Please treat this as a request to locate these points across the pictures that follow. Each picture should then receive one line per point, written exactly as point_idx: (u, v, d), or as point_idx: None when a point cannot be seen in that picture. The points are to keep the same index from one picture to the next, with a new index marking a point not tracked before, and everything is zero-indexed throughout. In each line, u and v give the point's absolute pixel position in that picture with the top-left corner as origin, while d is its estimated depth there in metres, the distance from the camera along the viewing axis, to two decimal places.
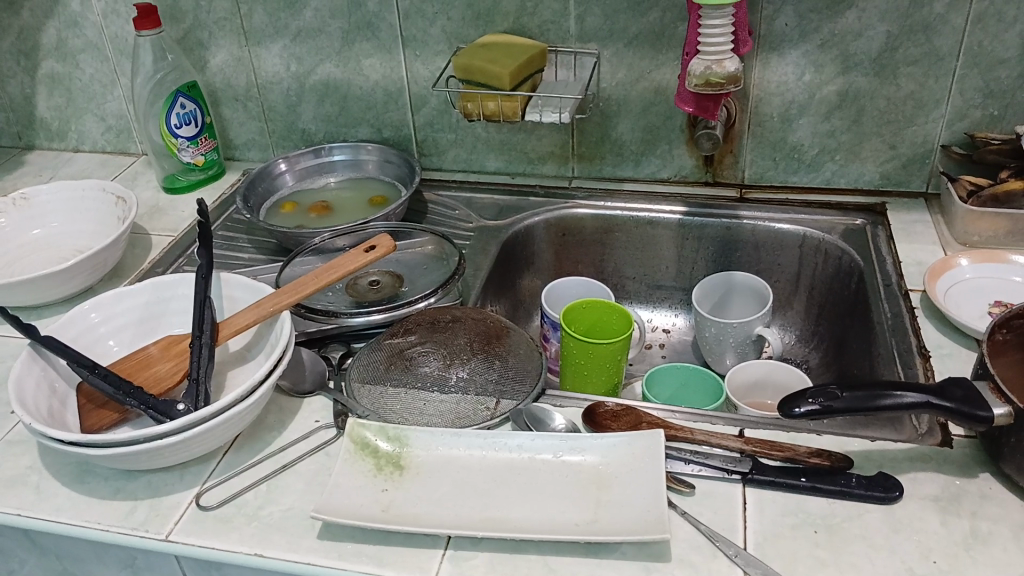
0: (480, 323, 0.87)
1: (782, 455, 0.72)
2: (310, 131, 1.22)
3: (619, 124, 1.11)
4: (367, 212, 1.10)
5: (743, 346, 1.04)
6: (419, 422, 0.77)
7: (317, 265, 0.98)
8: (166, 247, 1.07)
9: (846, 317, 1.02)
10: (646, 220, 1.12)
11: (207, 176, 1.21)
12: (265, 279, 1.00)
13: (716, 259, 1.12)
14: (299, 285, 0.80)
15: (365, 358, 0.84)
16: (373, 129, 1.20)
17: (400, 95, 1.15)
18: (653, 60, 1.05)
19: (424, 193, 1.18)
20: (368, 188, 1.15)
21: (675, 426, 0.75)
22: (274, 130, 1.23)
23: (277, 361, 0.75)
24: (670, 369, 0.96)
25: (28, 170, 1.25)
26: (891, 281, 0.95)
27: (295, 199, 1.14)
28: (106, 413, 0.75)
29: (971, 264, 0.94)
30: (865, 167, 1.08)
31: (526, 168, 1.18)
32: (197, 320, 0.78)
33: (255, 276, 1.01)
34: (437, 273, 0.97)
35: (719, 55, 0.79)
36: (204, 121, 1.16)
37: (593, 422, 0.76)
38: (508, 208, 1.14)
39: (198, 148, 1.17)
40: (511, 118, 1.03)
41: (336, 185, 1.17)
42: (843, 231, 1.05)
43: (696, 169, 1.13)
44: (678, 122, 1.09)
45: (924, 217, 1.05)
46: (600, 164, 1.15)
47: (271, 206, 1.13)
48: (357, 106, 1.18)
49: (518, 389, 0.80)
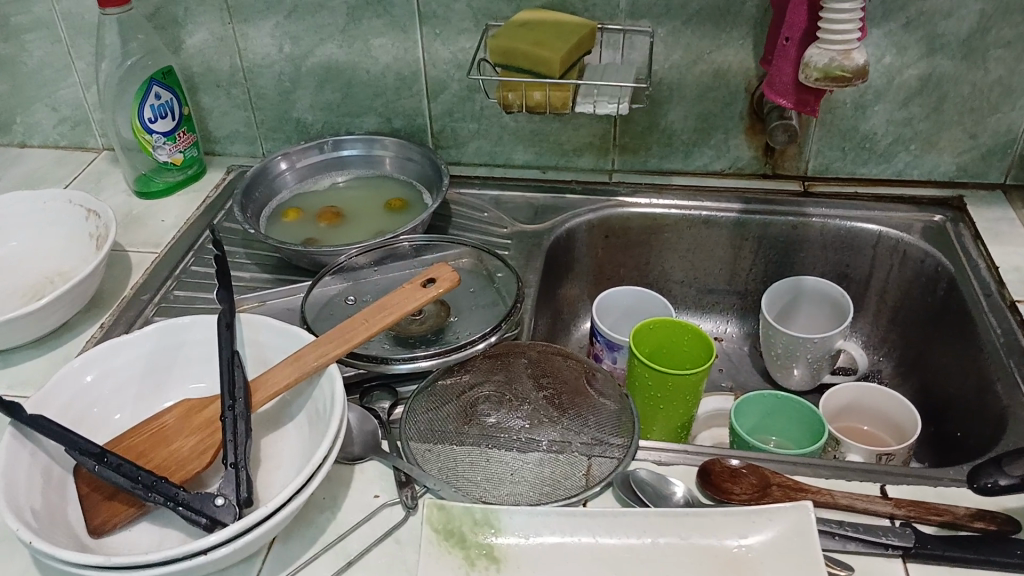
0: (555, 367, 0.75)
1: (941, 520, 0.61)
2: (305, 121, 1.05)
3: (668, 112, 0.98)
4: (391, 226, 0.94)
5: (818, 361, 0.94)
6: (501, 498, 0.64)
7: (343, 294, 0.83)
8: (152, 268, 0.90)
9: (928, 327, 0.93)
10: (701, 218, 1.00)
11: (186, 176, 1.04)
12: (277, 306, 0.86)
13: (776, 261, 1.01)
14: (345, 332, 0.66)
15: (424, 409, 0.71)
16: (382, 119, 1.04)
17: (415, 80, 1.00)
18: (715, 40, 0.92)
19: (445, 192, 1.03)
20: (386, 190, 0.99)
21: (812, 487, 0.63)
22: (263, 120, 1.06)
23: (335, 436, 0.60)
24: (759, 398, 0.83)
25: None
26: (991, 291, 0.86)
27: (299, 203, 0.98)
28: (118, 506, 0.60)
29: None
30: (941, 158, 0.98)
31: (559, 161, 1.04)
32: (226, 383, 0.63)
33: (264, 301, 0.86)
34: (488, 297, 0.83)
35: (845, 45, 0.67)
36: (182, 113, 0.98)
37: (711, 485, 0.65)
38: (544, 210, 1.01)
39: (176, 144, 1.00)
40: (560, 111, 0.89)
41: (346, 185, 1.01)
42: (922, 230, 0.95)
43: (754, 160, 1.01)
44: (739, 109, 0.96)
45: (1008, 214, 0.95)
46: (644, 156, 1.02)
47: (270, 213, 0.96)
48: (363, 93, 1.02)
49: (615, 447, 0.67)
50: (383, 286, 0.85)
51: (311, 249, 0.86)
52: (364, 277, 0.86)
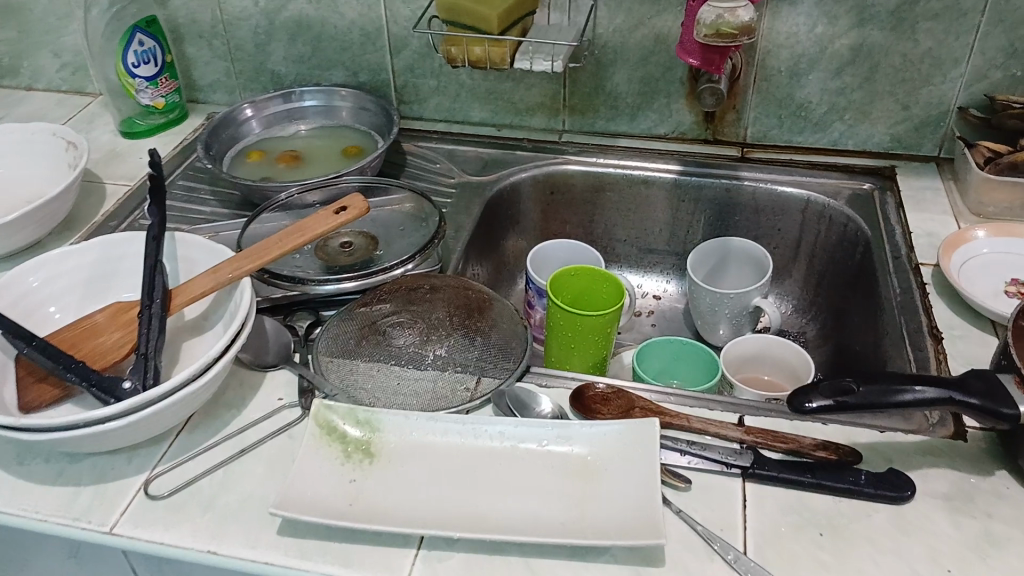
0: (461, 297, 0.81)
1: (785, 447, 0.66)
2: (279, 72, 1.13)
3: (613, 75, 1.03)
4: (343, 168, 1.02)
5: (737, 318, 0.99)
6: (391, 403, 0.71)
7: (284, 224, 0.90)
8: (123, 198, 0.98)
9: (845, 290, 0.97)
10: (641, 178, 1.05)
11: (167, 121, 1.12)
12: (228, 238, 0.93)
13: (711, 223, 1.06)
14: (260, 249, 0.73)
15: (335, 330, 0.78)
16: (349, 73, 1.11)
17: (378, 36, 1.06)
18: (654, 6, 0.97)
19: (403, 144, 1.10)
20: (344, 138, 1.07)
21: (670, 412, 0.69)
22: (242, 71, 1.14)
23: (235, 335, 0.67)
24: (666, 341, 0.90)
25: None
26: (900, 254, 0.89)
27: (262, 147, 1.05)
28: (47, 388, 0.68)
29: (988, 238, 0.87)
30: (875, 129, 1.01)
31: (513, 119, 1.10)
32: (147, 287, 0.70)
33: (217, 233, 0.93)
34: (416, 235, 0.90)
35: (732, 3, 0.71)
36: (165, 60, 1.06)
37: (582, 408, 0.70)
38: (493, 165, 1.07)
39: (158, 89, 1.07)
40: (499, 66, 0.94)
41: (307, 133, 1.08)
42: (849, 197, 0.99)
43: (695, 125, 1.05)
44: (679, 74, 1.01)
45: (936, 184, 0.98)
46: (592, 118, 1.08)
47: (235, 155, 1.04)
48: (331, 47, 1.09)
49: (501, 367, 0.74)
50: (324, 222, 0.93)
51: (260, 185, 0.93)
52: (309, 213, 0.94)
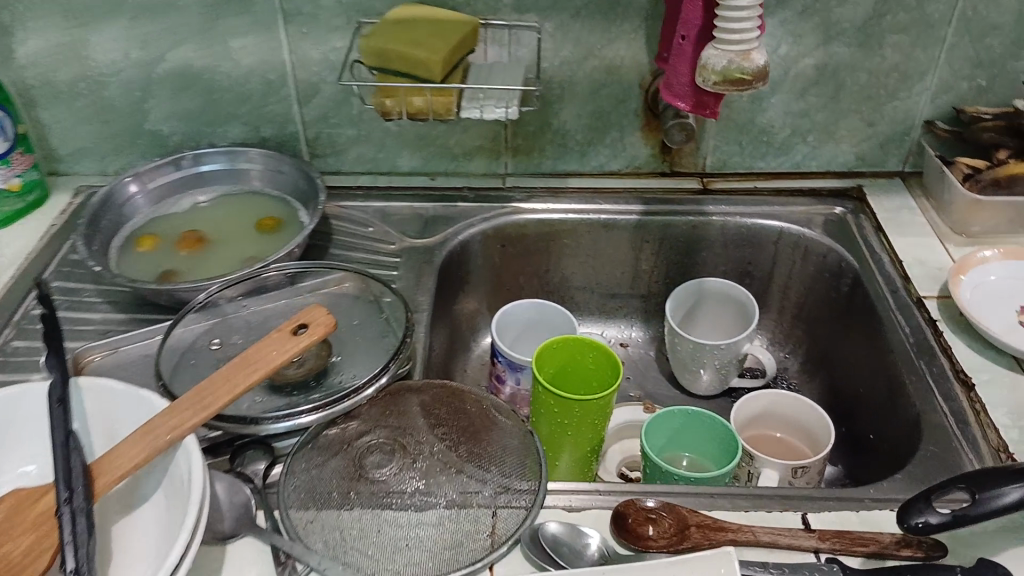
0: (451, 413, 0.69)
1: (866, 551, 0.58)
2: (161, 133, 0.94)
3: (561, 111, 0.93)
4: (265, 249, 0.86)
5: (726, 367, 0.89)
6: (396, 568, 0.57)
7: (208, 334, 0.75)
8: None
9: (830, 325, 0.91)
10: (601, 222, 0.94)
11: (27, 203, 0.92)
12: (133, 353, 0.77)
13: (677, 262, 0.97)
14: (204, 395, 0.57)
15: (304, 475, 0.63)
16: (249, 128, 0.94)
17: (284, 85, 0.90)
18: (605, 34, 0.87)
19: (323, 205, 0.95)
20: (256, 208, 0.90)
21: (731, 526, 0.59)
22: (116, 134, 0.94)
23: (194, 528, 0.51)
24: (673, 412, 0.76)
25: None
26: (897, 287, 0.83)
27: (156, 228, 0.87)
28: None
29: (994, 261, 0.82)
30: (839, 148, 0.95)
31: (449, 166, 0.97)
32: (61, 470, 0.53)
33: (115, 349, 0.77)
34: (374, 326, 0.76)
35: (744, 45, 0.62)
36: (16, 132, 0.88)
37: (627, 533, 0.59)
38: (433, 223, 0.94)
39: (12, 167, 0.89)
40: (444, 117, 0.82)
41: (209, 204, 0.91)
42: (823, 224, 0.93)
43: (651, 159, 0.97)
44: (633, 106, 0.92)
45: (908, 202, 0.94)
46: (538, 158, 0.97)
47: (123, 242, 0.86)
48: (226, 99, 0.92)
49: (519, 497, 0.62)
50: (255, 324, 0.77)
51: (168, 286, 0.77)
52: (233, 315, 0.78)
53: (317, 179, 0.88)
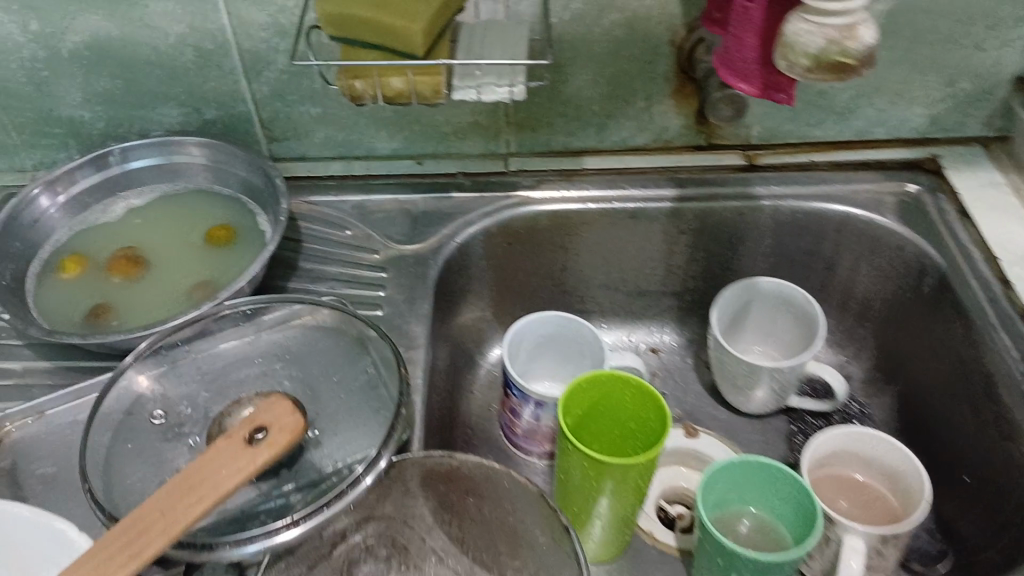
0: (462, 508, 0.55)
1: None
2: (80, 120, 0.77)
3: (571, 78, 0.75)
4: (218, 272, 0.70)
5: (786, 389, 0.75)
6: None
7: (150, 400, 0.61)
8: None
9: (904, 327, 0.78)
10: (628, 212, 0.79)
11: None
12: (60, 418, 0.62)
13: (717, 254, 0.82)
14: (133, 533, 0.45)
15: None
16: (188, 109, 0.76)
17: (226, 55, 0.72)
18: None
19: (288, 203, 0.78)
20: (205, 216, 0.74)
21: None
22: (24, 124, 0.77)
23: None
24: (738, 464, 0.61)
25: None
26: (997, 294, 0.68)
27: (79, 248, 0.70)
28: None
29: None
30: (912, 110, 0.78)
31: (438, 147, 0.80)
32: None
33: (41, 413, 0.62)
34: (358, 377, 0.62)
35: (847, 19, 0.46)
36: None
37: None
38: (422, 220, 0.77)
39: None
40: (431, 101, 0.64)
41: (144, 210, 0.74)
42: (896, 205, 0.78)
43: (685, 130, 0.80)
44: (662, 69, 0.75)
45: (994, 177, 0.78)
46: (546, 135, 0.79)
47: (41, 269, 0.69)
48: (154, 78, 0.73)
49: None
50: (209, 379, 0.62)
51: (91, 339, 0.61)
52: (183, 367, 0.63)
53: (276, 178, 0.70)
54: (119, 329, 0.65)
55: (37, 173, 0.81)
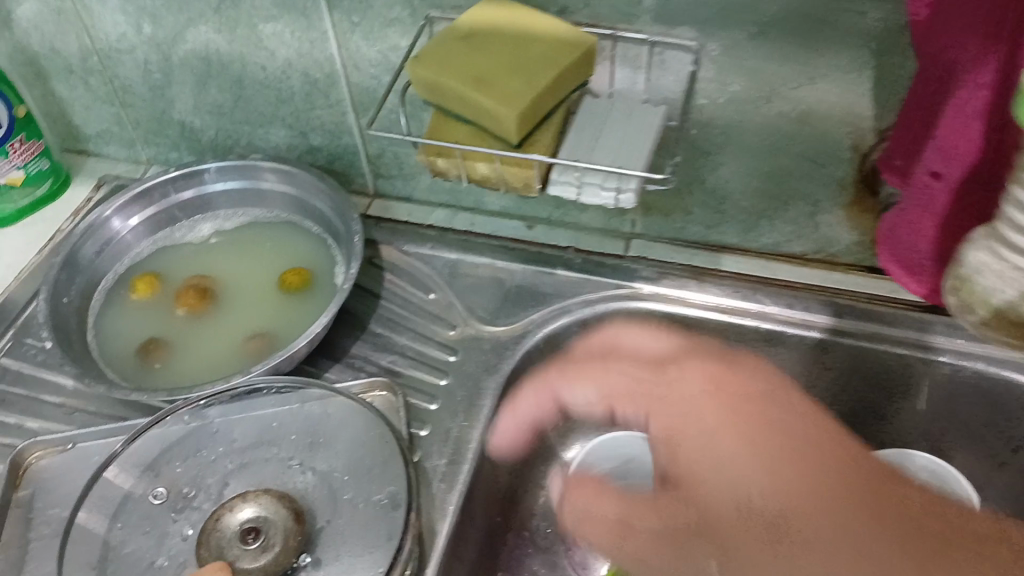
0: None
1: None
2: (190, 126, 0.73)
3: (718, 167, 0.62)
4: (280, 322, 0.63)
5: None
6: None
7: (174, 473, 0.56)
8: None
9: None
10: (763, 335, 0.65)
11: (36, 198, 0.75)
12: (85, 455, 0.59)
13: (867, 403, 0.66)
14: None
15: None
16: (294, 133, 0.70)
17: (334, 87, 0.66)
18: (798, 72, 0.54)
19: (378, 248, 0.71)
20: (287, 254, 0.68)
21: None
22: (139, 120, 0.74)
23: None
24: None
25: None
26: None
27: (157, 268, 0.67)
28: None
29: None
30: None
31: (553, 214, 0.69)
32: None
33: (71, 445, 0.59)
34: (386, 486, 0.54)
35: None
36: (14, 115, 0.70)
37: None
38: (516, 297, 0.67)
39: (11, 159, 0.71)
40: (522, 191, 0.56)
41: (231, 237, 0.69)
42: None
43: (854, 247, 0.64)
44: (835, 176, 0.59)
45: None
46: (679, 222, 0.67)
47: (115, 283, 0.66)
48: (262, 96, 0.68)
49: None
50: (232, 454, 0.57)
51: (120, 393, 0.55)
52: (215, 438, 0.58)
53: (357, 239, 0.62)
54: (163, 372, 0.61)
55: (150, 168, 0.78)
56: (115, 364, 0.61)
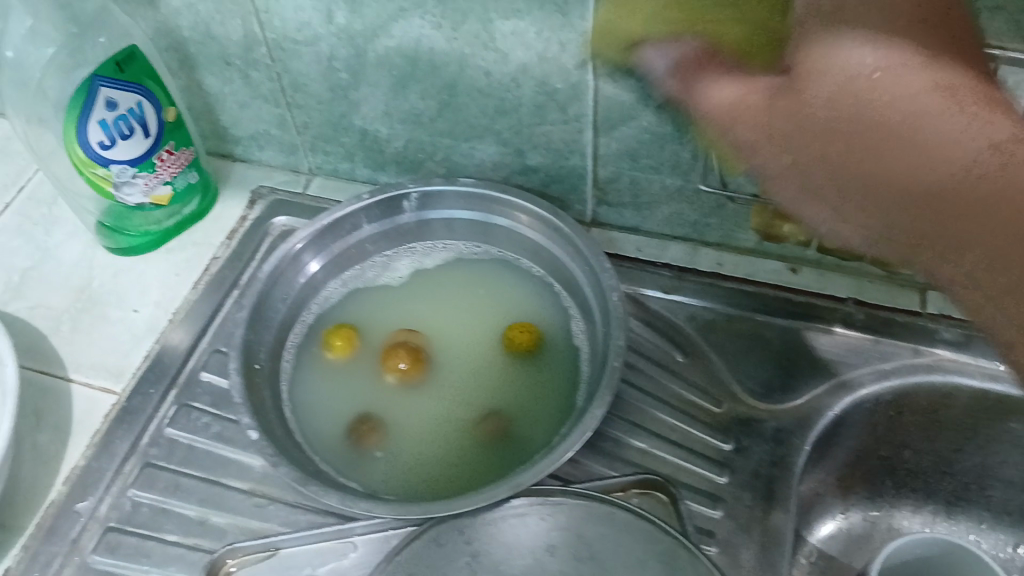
0: None
1: None
2: (374, 135, 0.61)
3: None
4: (514, 394, 0.52)
5: None
6: None
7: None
8: (101, 444, 0.53)
9: None
10: None
11: (183, 218, 0.63)
12: (294, 564, 0.48)
13: None
14: None
15: None
16: (508, 148, 0.58)
17: (577, 99, 0.52)
18: None
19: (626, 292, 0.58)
20: (506, 302, 0.56)
21: None
22: (308, 125, 0.62)
23: None
24: None
25: None
26: None
27: (353, 318, 0.56)
28: None
29: None
30: None
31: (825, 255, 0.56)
32: None
33: (275, 550, 0.49)
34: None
35: None
36: (163, 119, 0.57)
37: None
38: (786, 366, 0.55)
39: (157, 173, 0.58)
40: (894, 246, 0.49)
41: (434, 278, 0.58)
42: None
43: None
44: None
45: None
46: None
47: (304, 338, 0.55)
48: (476, 105, 0.55)
49: None
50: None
51: (353, 508, 0.44)
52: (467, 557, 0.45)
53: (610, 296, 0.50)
54: (379, 461, 0.49)
55: (312, 179, 0.66)
56: (321, 447, 0.50)
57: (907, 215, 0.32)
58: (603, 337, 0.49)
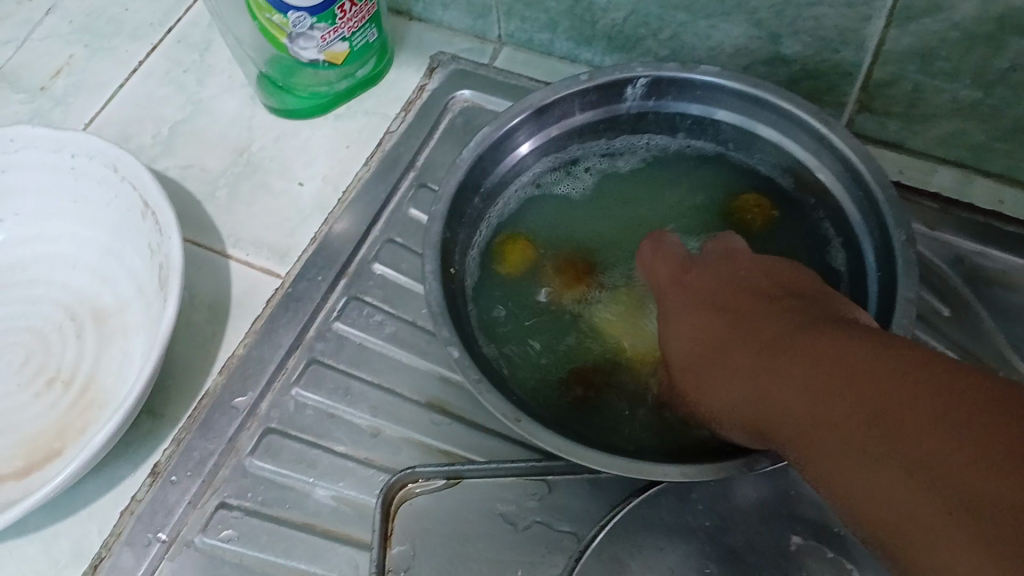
0: None
1: None
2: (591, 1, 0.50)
3: None
4: None
5: None
6: None
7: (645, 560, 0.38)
8: (263, 335, 0.48)
9: None
10: None
11: (352, 82, 0.55)
12: (479, 499, 0.42)
13: None
14: None
15: None
16: (761, 33, 0.47)
17: None
18: None
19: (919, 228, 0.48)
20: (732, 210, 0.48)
21: None
22: None
23: None
24: None
25: (33, 13, 0.63)
26: None
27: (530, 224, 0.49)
28: None
29: None
30: None
31: None
32: None
33: (458, 479, 0.42)
34: None
35: None
36: None
37: None
38: None
39: (336, 27, 0.49)
40: None
41: (631, 175, 0.50)
42: None
43: None
44: None
45: None
46: None
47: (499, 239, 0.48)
48: None
49: None
50: (722, 543, 0.40)
51: (577, 459, 0.36)
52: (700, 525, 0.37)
53: (891, 232, 0.40)
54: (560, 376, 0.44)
55: (501, 49, 0.57)
56: (505, 361, 0.44)
57: (822, 403, 0.30)
58: (880, 283, 0.39)
